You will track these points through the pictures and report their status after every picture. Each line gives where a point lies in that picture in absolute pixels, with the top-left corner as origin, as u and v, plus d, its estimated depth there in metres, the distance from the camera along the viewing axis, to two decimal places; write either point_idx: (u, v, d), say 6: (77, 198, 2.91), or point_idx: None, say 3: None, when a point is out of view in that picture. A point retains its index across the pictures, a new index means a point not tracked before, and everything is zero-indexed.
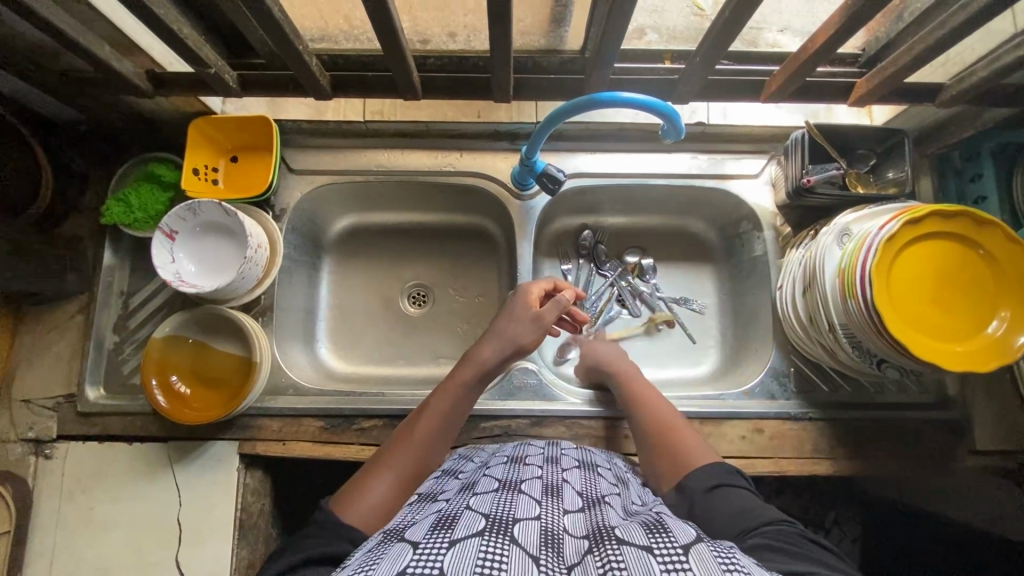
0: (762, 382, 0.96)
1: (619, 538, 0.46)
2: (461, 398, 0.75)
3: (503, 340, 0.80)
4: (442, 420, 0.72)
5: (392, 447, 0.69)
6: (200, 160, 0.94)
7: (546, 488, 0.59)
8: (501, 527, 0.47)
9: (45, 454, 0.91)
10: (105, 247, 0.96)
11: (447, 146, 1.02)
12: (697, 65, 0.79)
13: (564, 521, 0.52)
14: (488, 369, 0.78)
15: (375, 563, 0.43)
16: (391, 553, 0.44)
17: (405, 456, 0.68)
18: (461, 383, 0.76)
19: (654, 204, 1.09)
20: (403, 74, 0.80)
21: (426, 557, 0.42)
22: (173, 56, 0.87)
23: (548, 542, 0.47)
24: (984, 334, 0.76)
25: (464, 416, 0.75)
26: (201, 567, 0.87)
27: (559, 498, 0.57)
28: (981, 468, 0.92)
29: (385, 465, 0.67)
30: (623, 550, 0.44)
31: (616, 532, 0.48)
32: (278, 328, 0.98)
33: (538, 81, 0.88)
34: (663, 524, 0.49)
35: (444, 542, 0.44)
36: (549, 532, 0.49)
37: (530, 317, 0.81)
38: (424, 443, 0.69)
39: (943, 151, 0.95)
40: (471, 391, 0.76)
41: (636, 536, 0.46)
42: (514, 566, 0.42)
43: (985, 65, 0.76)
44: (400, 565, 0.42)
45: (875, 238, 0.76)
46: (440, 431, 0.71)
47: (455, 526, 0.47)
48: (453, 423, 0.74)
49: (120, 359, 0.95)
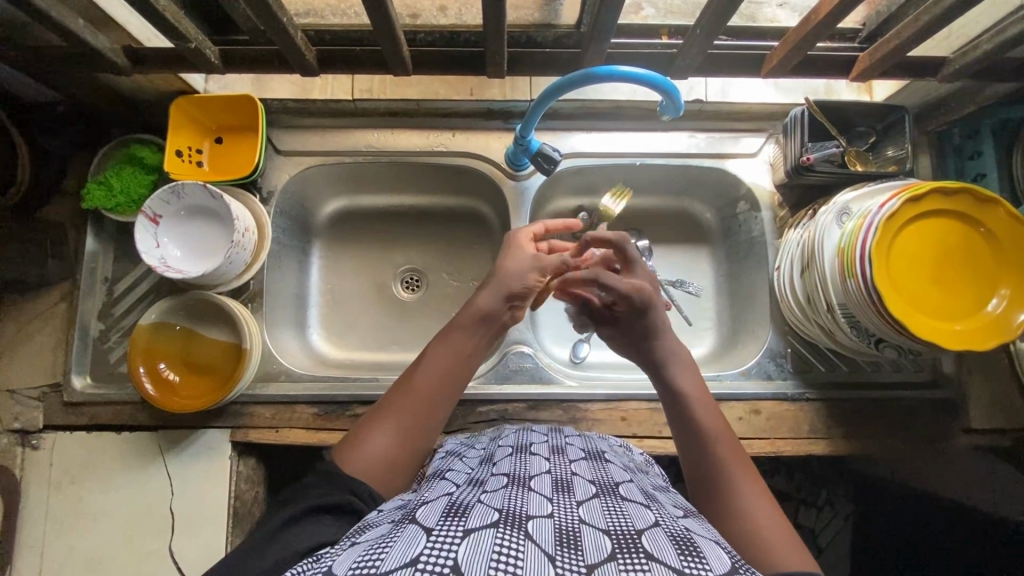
0: (759, 362, 0.96)
1: (647, 552, 0.44)
2: (461, 345, 0.72)
3: (502, 282, 0.75)
4: (442, 367, 0.69)
5: (396, 390, 0.68)
6: (183, 142, 0.91)
7: (555, 482, 0.58)
8: (515, 521, 0.46)
9: (32, 444, 0.89)
10: (87, 233, 0.93)
11: (441, 126, 0.99)
12: (697, 38, 0.76)
13: (580, 515, 0.50)
14: (488, 312, 0.74)
15: (388, 545, 0.42)
16: (404, 536, 0.43)
17: (406, 401, 0.66)
18: (462, 328, 0.72)
19: (651, 184, 1.07)
20: (393, 50, 0.77)
21: (440, 546, 0.41)
22: (150, 31, 0.83)
23: (565, 538, 0.45)
24: (983, 312, 0.76)
25: (468, 363, 0.72)
26: (196, 557, 0.86)
27: (571, 491, 0.56)
28: (976, 446, 0.93)
29: (387, 412, 0.66)
30: (652, 566, 0.42)
31: (643, 541, 0.45)
32: (268, 315, 0.96)
33: (531, 56, 0.85)
34: (695, 544, 0.47)
35: (458, 531, 0.43)
36: (564, 527, 0.47)
37: (528, 255, 0.78)
38: (427, 390, 0.67)
39: (943, 128, 0.94)
40: (472, 336, 0.73)
41: (667, 554, 0.44)
42: (529, 563, 0.41)
43: (989, 38, 0.74)
44: (413, 552, 0.40)
45: (875, 217, 0.75)
46: (442, 377, 0.69)
47: (468, 516, 0.46)
48: (457, 371, 0.70)
49: (106, 348, 0.93)
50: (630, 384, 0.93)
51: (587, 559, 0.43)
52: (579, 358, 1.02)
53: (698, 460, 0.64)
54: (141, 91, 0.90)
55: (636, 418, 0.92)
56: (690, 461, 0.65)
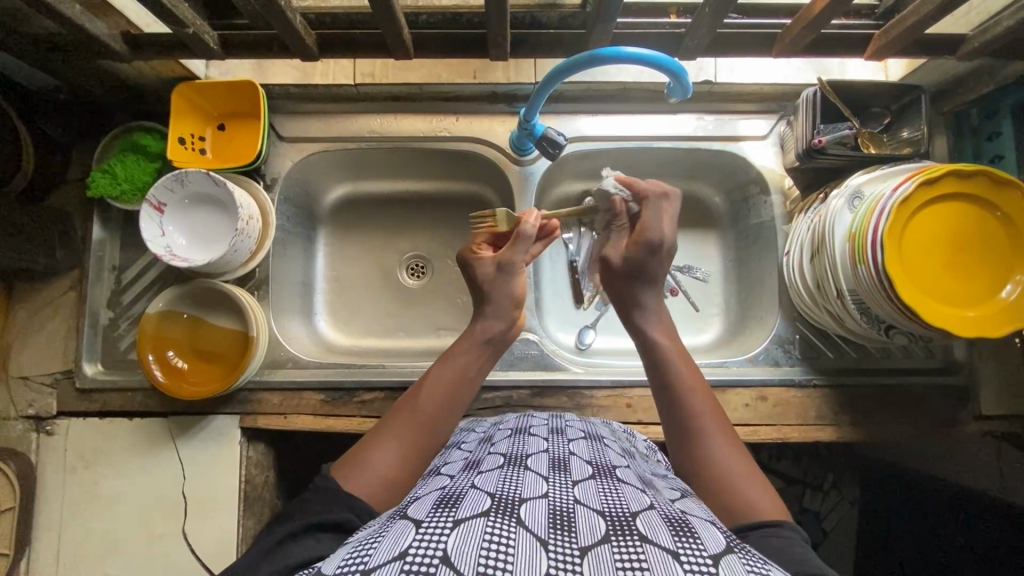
0: (767, 348, 0.95)
1: (642, 534, 0.44)
2: (464, 365, 0.73)
3: (499, 307, 0.77)
4: (448, 386, 0.70)
5: (399, 409, 0.69)
6: (187, 128, 0.91)
7: (552, 461, 0.58)
8: (507, 507, 0.46)
9: (47, 430, 0.91)
10: (94, 221, 0.94)
11: (443, 110, 0.97)
12: (706, 17, 0.74)
13: (574, 495, 0.50)
14: (492, 336, 0.76)
15: (376, 542, 0.42)
16: (393, 531, 0.43)
17: (413, 418, 0.67)
18: (464, 349, 0.74)
19: (659, 167, 1.05)
20: (393, 32, 0.75)
21: (429, 537, 0.41)
22: (149, 16, 0.82)
23: (558, 521, 0.45)
24: (996, 299, 0.74)
25: (472, 384, 0.73)
26: (208, 539, 0.88)
27: (567, 470, 0.56)
28: (986, 432, 0.92)
29: (393, 431, 0.66)
30: (646, 548, 0.42)
31: (637, 524, 0.45)
32: (275, 302, 0.96)
33: (536, 38, 0.83)
34: (688, 524, 0.47)
35: (448, 521, 0.43)
36: (558, 509, 0.47)
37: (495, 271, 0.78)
38: (433, 410, 0.68)
39: (959, 108, 0.91)
40: (479, 358, 0.74)
41: (660, 535, 0.44)
42: (521, 551, 0.40)
43: (1010, 14, 0.72)
44: (402, 545, 0.40)
45: (887, 201, 0.73)
46: (443, 402, 0.69)
47: (459, 506, 0.46)
48: (464, 388, 0.72)
49: (116, 335, 0.94)
50: (634, 371, 0.93)
51: (580, 544, 0.42)
52: (583, 344, 1.03)
53: (669, 409, 0.67)
54: (143, 78, 0.89)
55: (642, 405, 0.91)
56: (663, 410, 0.67)
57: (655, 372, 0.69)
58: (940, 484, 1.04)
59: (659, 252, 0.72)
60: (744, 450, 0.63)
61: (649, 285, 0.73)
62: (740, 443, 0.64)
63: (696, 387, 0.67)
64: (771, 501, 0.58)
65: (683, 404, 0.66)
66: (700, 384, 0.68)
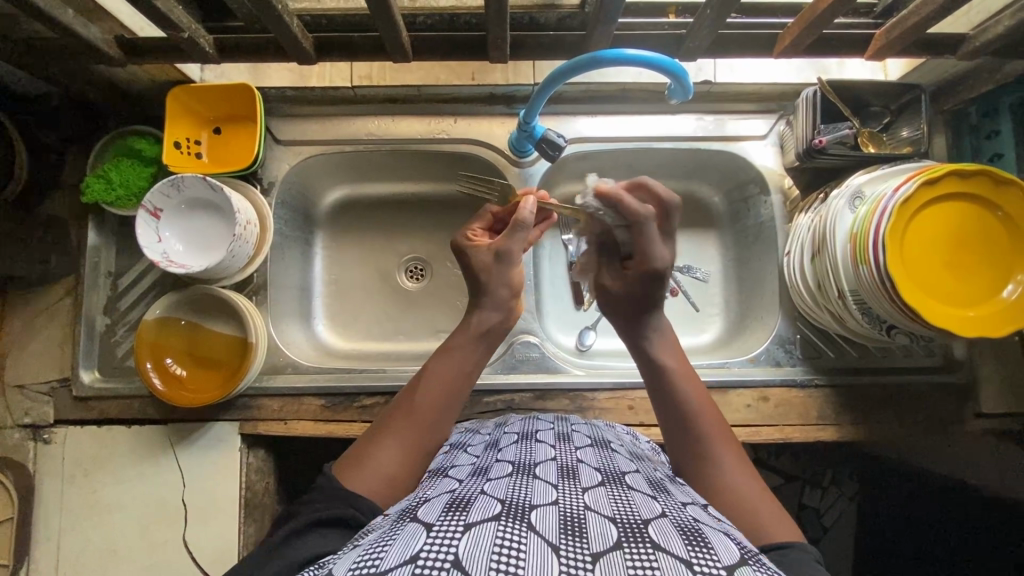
0: (768, 348, 0.95)
1: (654, 542, 0.44)
2: (459, 358, 0.72)
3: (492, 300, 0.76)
4: (445, 382, 0.69)
5: (396, 410, 0.68)
6: (181, 133, 0.90)
7: (560, 468, 0.58)
8: (518, 512, 0.46)
9: (44, 439, 0.90)
10: (88, 226, 0.92)
11: (442, 111, 0.97)
12: (707, 18, 0.73)
13: (585, 501, 0.50)
14: (485, 328, 0.75)
15: (387, 545, 0.41)
16: (404, 534, 0.43)
17: (410, 417, 0.66)
18: (459, 343, 0.73)
19: (658, 167, 1.04)
20: (392, 36, 0.74)
21: (440, 541, 0.41)
22: (142, 19, 0.81)
23: (569, 526, 0.45)
24: (998, 299, 0.74)
25: (469, 377, 0.72)
26: (210, 546, 0.88)
27: (576, 477, 0.56)
28: (986, 430, 0.92)
29: (391, 430, 0.65)
30: (659, 556, 0.42)
31: (649, 531, 0.45)
32: (273, 307, 0.95)
33: (535, 40, 0.82)
34: (701, 533, 0.46)
35: (459, 526, 0.43)
36: (569, 514, 0.47)
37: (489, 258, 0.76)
38: (431, 409, 0.67)
39: (959, 107, 0.91)
40: (473, 351, 0.73)
41: (673, 544, 0.44)
42: (533, 556, 0.40)
43: (1012, 14, 0.72)
44: (413, 549, 0.40)
45: (890, 202, 0.73)
46: (441, 401, 0.68)
47: (470, 510, 0.46)
48: (461, 383, 0.71)
49: (113, 342, 0.93)
50: (636, 373, 0.93)
51: (592, 548, 0.42)
52: (584, 345, 1.02)
53: (677, 428, 0.67)
54: (137, 81, 0.88)
55: (643, 407, 0.91)
56: (671, 429, 0.68)
57: (660, 389, 0.71)
58: (939, 481, 1.04)
59: (664, 278, 0.75)
60: (753, 472, 0.63)
61: (659, 310, 0.76)
62: (749, 466, 0.64)
63: (704, 407, 0.68)
64: (779, 522, 0.57)
65: (693, 423, 0.67)
66: (708, 404, 0.69)
